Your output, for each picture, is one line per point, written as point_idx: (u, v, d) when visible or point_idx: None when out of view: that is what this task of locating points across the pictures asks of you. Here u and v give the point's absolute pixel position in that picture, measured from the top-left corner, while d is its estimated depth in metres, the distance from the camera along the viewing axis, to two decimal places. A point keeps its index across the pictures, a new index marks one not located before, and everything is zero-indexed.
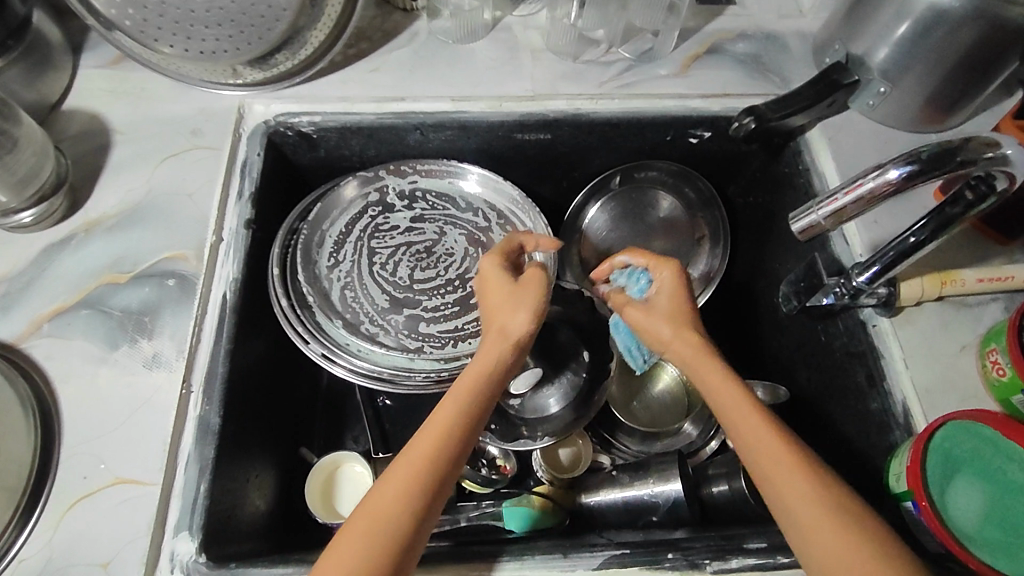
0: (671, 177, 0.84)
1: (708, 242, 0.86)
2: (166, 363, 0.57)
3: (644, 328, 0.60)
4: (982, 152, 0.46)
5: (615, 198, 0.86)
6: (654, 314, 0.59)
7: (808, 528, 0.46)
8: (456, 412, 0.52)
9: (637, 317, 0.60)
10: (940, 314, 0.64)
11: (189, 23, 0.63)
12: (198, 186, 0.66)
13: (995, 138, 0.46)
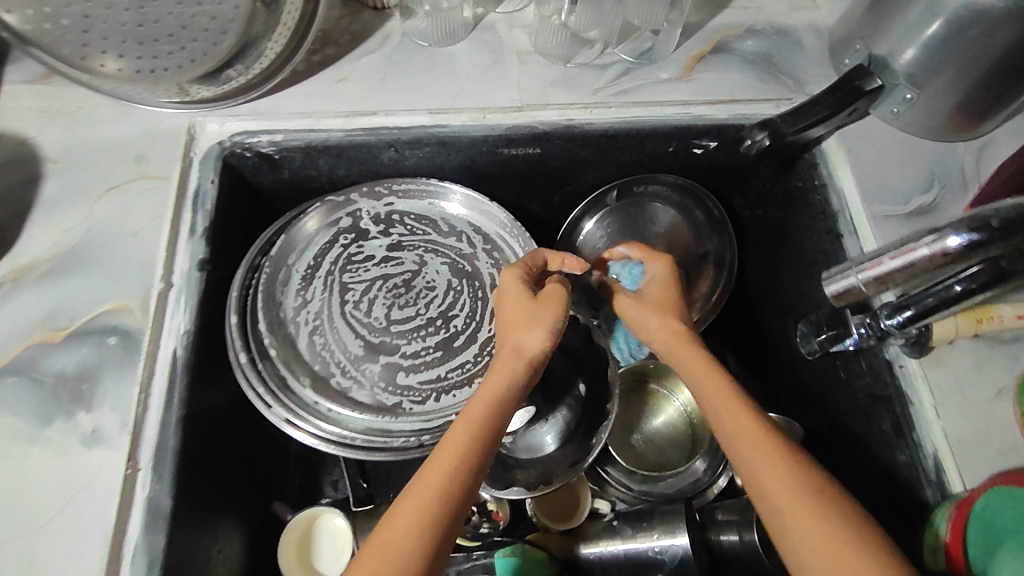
0: (674, 195, 0.77)
1: (713, 261, 0.79)
2: (108, 439, 0.50)
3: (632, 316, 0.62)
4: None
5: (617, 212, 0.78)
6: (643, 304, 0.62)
7: (794, 529, 0.43)
8: (465, 439, 0.51)
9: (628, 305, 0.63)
10: (975, 353, 0.58)
11: (119, 39, 0.53)
12: (143, 224, 0.58)
13: None
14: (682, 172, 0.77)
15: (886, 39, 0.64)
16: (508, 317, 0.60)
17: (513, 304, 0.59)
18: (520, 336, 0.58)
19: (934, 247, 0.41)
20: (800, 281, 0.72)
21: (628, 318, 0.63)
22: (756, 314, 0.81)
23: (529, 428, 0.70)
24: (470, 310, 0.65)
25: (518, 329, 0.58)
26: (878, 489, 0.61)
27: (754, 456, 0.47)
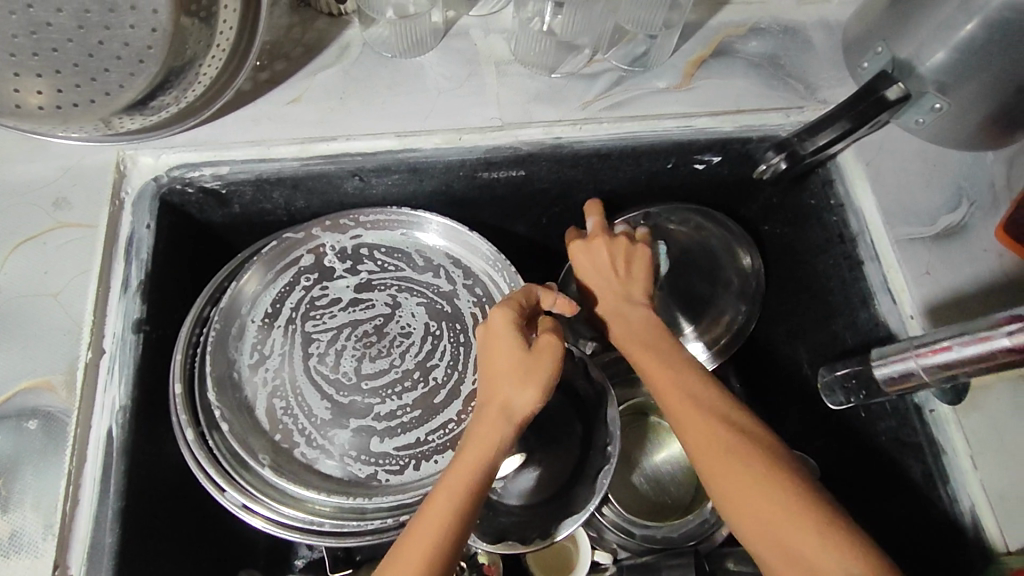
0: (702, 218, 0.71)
1: (734, 294, 0.72)
2: (31, 544, 0.43)
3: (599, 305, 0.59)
4: None
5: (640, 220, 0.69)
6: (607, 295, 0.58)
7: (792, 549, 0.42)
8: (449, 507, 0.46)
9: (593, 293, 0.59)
10: (1013, 392, 0.52)
11: (10, 70, 0.45)
12: (67, 282, 0.50)
13: None
14: (678, 190, 0.70)
15: (913, 40, 0.57)
16: (498, 365, 0.51)
17: (507, 354, 0.51)
18: (510, 392, 0.50)
19: (1017, 340, 0.41)
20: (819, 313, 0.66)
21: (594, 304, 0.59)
22: (769, 341, 0.74)
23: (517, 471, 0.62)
24: (451, 358, 0.57)
25: (510, 384, 0.51)
26: (911, 541, 0.55)
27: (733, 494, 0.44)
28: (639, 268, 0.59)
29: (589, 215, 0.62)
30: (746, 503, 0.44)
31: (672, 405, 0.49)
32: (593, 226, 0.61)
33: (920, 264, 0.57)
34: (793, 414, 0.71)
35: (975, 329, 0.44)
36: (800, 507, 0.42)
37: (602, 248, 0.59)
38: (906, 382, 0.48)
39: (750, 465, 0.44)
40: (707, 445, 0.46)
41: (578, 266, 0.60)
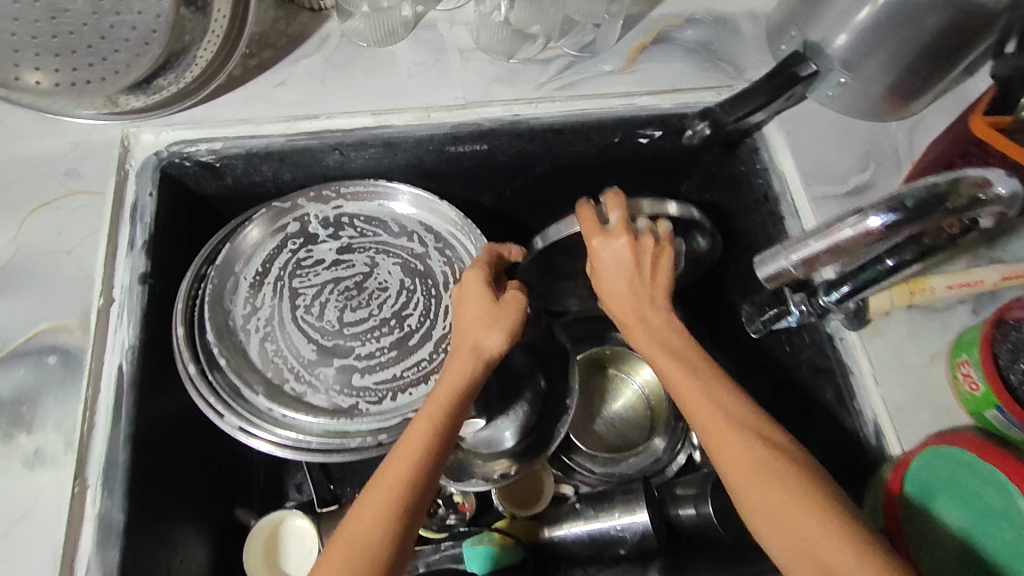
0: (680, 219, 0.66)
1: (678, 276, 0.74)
2: (52, 458, 0.49)
3: (613, 304, 0.55)
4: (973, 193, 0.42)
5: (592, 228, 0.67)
6: (623, 293, 0.54)
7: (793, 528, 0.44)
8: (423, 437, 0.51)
9: (609, 291, 0.55)
10: (910, 323, 0.62)
11: (32, 50, 0.52)
12: (78, 241, 0.57)
13: (984, 176, 0.42)
14: (627, 164, 0.77)
15: (820, 24, 0.65)
16: (468, 319, 0.57)
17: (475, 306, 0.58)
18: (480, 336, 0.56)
19: (859, 227, 0.43)
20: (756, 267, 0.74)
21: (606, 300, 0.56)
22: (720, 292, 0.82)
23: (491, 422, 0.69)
24: (424, 308, 0.65)
25: (479, 332, 0.56)
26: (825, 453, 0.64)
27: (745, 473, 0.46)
28: (665, 271, 0.55)
29: (612, 207, 0.57)
30: (778, 519, 0.44)
31: (689, 401, 0.49)
32: (616, 222, 0.56)
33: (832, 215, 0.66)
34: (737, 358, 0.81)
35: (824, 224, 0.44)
36: (843, 538, 0.42)
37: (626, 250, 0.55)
38: (785, 277, 0.44)
39: (782, 478, 0.45)
40: (730, 446, 0.47)
41: (599, 262, 0.55)
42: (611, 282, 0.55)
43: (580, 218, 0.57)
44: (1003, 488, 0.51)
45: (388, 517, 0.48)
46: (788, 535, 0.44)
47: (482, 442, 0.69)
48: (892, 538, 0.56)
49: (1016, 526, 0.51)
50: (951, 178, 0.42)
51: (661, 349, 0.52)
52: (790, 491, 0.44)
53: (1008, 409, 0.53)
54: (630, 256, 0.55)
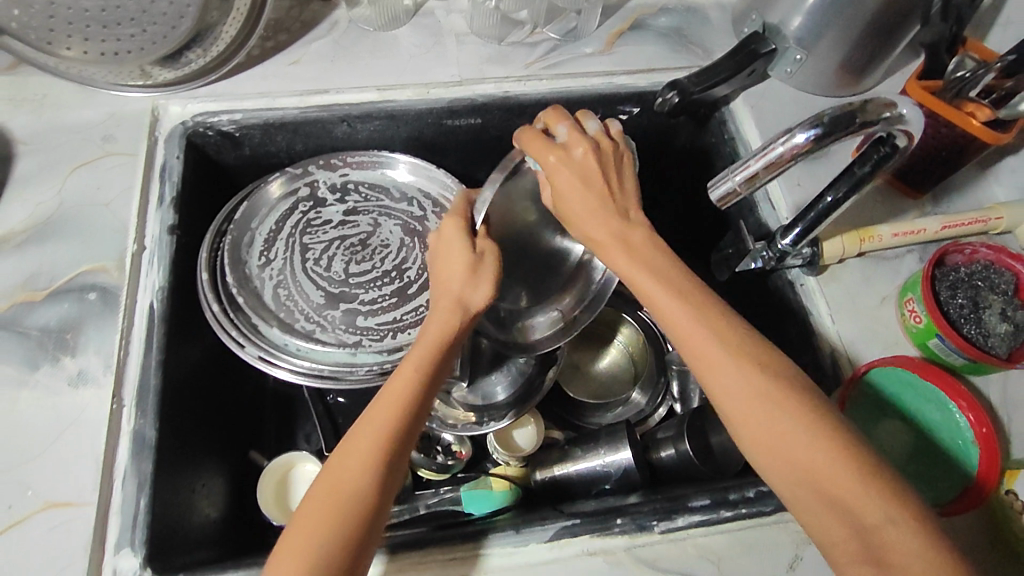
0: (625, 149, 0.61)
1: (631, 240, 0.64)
2: (93, 379, 0.56)
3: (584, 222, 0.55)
4: (881, 113, 0.48)
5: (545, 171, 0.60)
6: (592, 206, 0.55)
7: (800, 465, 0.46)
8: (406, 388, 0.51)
9: (576, 208, 0.55)
10: (862, 269, 0.68)
11: (84, 23, 0.58)
12: (114, 196, 0.64)
13: (890, 100, 0.48)
14: None
15: (776, 9, 0.73)
16: (447, 271, 0.55)
17: (452, 254, 0.55)
18: (460, 287, 0.54)
19: (789, 146, 0.46)
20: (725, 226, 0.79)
21: (575, 214, 0.55)
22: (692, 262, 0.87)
23: (487, 377, 0.74)
24: (423, 263, 0.71)
25: (462, 282, 0.54)
26: None
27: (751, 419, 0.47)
28: (625, 179, 0.57)
29: (558, 120, 0.57)
30: (783, 450, 0.46)
31: (684, 338, 0.50)
32: (567, 134, 0.56)
33: (792, 177, 0.71)
34: None
35: (760, 145, 0.47)
36: (853, 468, 0.44)
37: (584, 162, 0.55)
38: (731, 198, 0.49)
39: (789, 411, 0.46)
40: (732, 381, 0.48)
41: (562, 185, 0.55)
42: (580, 195, 0.55)
43: (525, 138, 0.56)
44: (943, 405, 0.60)
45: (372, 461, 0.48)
46: (792, 465, 0.46)
47: (478, 394, 0.73)
48: None
49: (953, 436, 0.59)
50: (862, 100, 0.47)
51: (654, 286, 0.52)
52: (797, 424, 0.46)
53: (948, 337, 0.60)
54: (591, 163, 0.55)
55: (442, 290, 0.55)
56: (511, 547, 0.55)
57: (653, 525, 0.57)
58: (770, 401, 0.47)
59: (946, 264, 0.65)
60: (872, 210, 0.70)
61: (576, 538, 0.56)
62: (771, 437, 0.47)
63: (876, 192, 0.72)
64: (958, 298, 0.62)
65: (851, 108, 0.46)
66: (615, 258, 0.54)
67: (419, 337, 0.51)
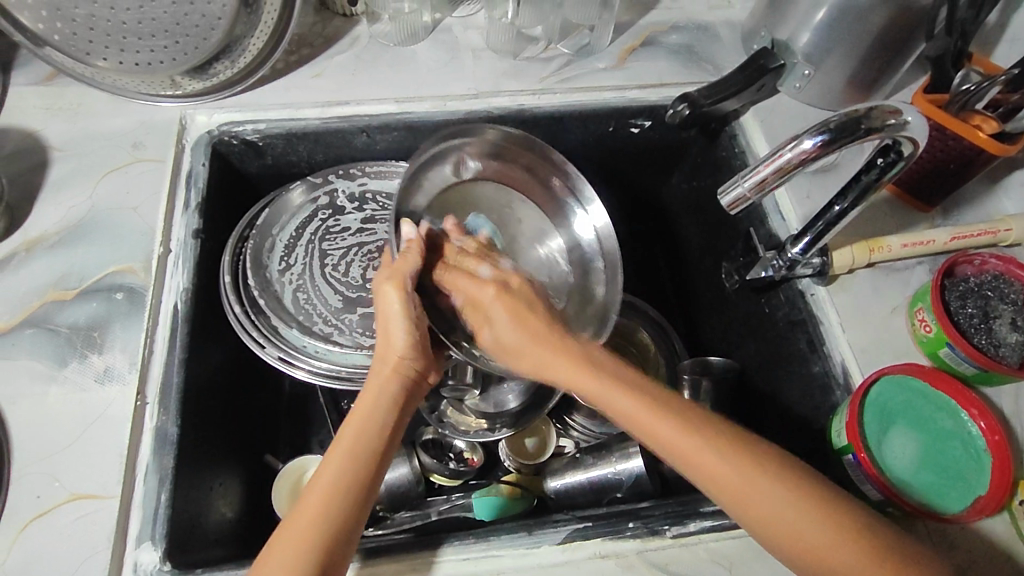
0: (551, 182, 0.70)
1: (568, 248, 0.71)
2: (119, 376, 0.57)
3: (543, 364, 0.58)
4: (886, 121, 0.49)
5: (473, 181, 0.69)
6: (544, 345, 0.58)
7: (790, 529, 0.46)
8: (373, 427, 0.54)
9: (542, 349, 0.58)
10: (872, 279, 0.69)
11: (121, 35, 0.63)
12: (143, 200, 0.66)
13: (896, 107, 0.49)
14: (625, 152, 0.84)
15: (785, 26, 0.75)
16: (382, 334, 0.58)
17: (386, 322, 0.57)
18: (393, 344, 0.57)
19: (796, 152, 0.48)
20: (732, 238, 0.79)
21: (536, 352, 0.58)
22: (698, 277, 0.88)
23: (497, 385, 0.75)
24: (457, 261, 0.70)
25: (392, 340, 0.57)
26: (798, 403, 0.70)
27: (742, 496, 0.48)
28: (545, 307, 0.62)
29: (477, 260, 0.62)
30: (767, 519, 0.47)
31: (635, 421, 0.52)
32: (491, 271, 0.62)
33: (802, 190, 0.72)
34: (712, 332, 0.86)
35: (766, 151, 0.49)
36: (827, 527, 0.46)
37: (510, 296, 0.60)
38: (741, 204, 0.51)
39: (746, 472, 0.48)
40: (689, 451, 0.50)
41: (494, 322, 0.59)
42: (533, 327, 0.59)
43: (447, 276, 0.61)
44: (955, 412, 0.60)
45: (342, 496, 0.49)
46: (775, 529, 0.47)
47: (488, 401, 0.75)
48: (857, 455, 0.58)
49: (966, 445, 0.59)
50: (867, 107, 0.48)
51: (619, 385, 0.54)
52: (774, 488, 0.47)
53: (958, 345, 0.60)
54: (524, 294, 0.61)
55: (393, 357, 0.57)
56: (523, 548, 0.56)
57: (665, 529, 0.57)
58: (751, 473, 0.48)
59: (955, 275, 0.66)
60: (881, 220, 0.72)
61: (588, 540, 0.56)
62: (758, 507, 0.47)
63: (885, 204, 0.73)
64: (968, 307, 0.63)
65: (856, 114, 0.47)
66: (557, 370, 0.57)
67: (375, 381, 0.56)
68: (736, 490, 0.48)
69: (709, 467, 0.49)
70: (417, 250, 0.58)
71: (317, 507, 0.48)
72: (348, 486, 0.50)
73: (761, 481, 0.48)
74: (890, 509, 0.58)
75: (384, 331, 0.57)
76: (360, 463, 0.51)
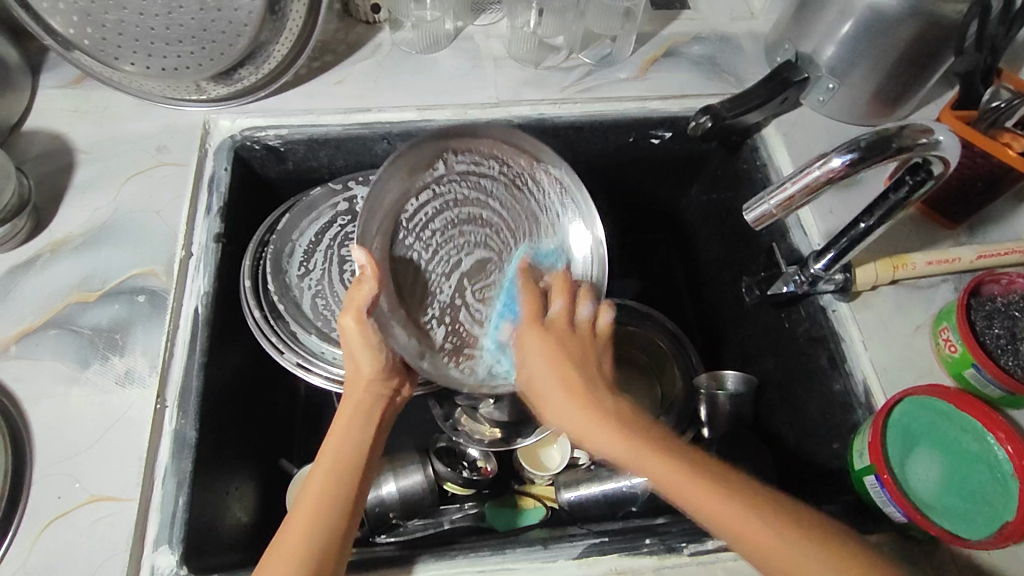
0: (555, 200, 0.69)
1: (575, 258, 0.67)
2: (140, 379, 0.58)
3: (558, 414, 0.54)
4: (917, 139, 0.48)
5: (471, 205, 0.67)
6: (554, 387, 0.54)
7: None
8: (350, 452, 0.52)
9: (546, 398, 0.55)
10: (896, 296, 0.68)
11: (148, 39, 0.64)
12: (167, 203, 0.67)
13: (927, 126, 0.49)
14: (644, 164, 0.84)
15: (810, 38, 0.74)
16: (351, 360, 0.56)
17: (351, 343, 0.55)
18: (358, 366, 0.55)
19: (825, 169, 0.47)
20: (753, 251, 0.78)
21: (545, 398, 0.55)
22: (716, 290, 0.87)
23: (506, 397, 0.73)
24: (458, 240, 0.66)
25: (357, 363, 0.55)
26: (817, 420, 0.69)
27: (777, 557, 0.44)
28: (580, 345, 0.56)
29: (556, 297, 0.60)
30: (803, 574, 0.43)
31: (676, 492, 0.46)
32: (558, 310, 0.59)
33: (824, 204, 0.71)
34: (727, 348, 0.85)
35: (796, 167, 0.48)
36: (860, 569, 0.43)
37: (550, 338, 0.57)
38: (766, 221, 0.50)
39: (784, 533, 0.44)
40: (728, 517, 0.45)
41: (533, 362, 0.56)
42: (548, 374, 0.55)
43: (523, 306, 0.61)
44: (980, 435, 0.58)
45: (321, 527, 0.48)
46: None
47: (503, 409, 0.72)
48: (879, 477, 0.57)
49: (992, 469, 0.57)
50: (900, 124, 0.48)
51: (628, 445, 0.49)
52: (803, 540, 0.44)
53: (984, 367, 0.59)
54: (570, 337, 0.57)
55: (354, 385, 0.56)
56: (538, 562, 0.55)
57: (682, 546, 0.56)
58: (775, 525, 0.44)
59: (982, 294, 0.64)
60: (904, 235, 0.71)
61: (605, 556, 0.56)
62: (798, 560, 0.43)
63: (908, 220, 0.72)
64: (994, 327, 0.62)
65: (887, 132, 0.47)
66: (579, 425, 0.52)
67: (340, 412, 0.54)
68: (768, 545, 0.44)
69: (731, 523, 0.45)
70: (373, 281, 0.53)
71: (300, 532, 0.47)
72: (326, 512, 0.48)
73: (789, 536, 0.44)
74: (913, 532, 0.57)
75: (350, 355, 0.56)
76: (337, 490, 0.50)
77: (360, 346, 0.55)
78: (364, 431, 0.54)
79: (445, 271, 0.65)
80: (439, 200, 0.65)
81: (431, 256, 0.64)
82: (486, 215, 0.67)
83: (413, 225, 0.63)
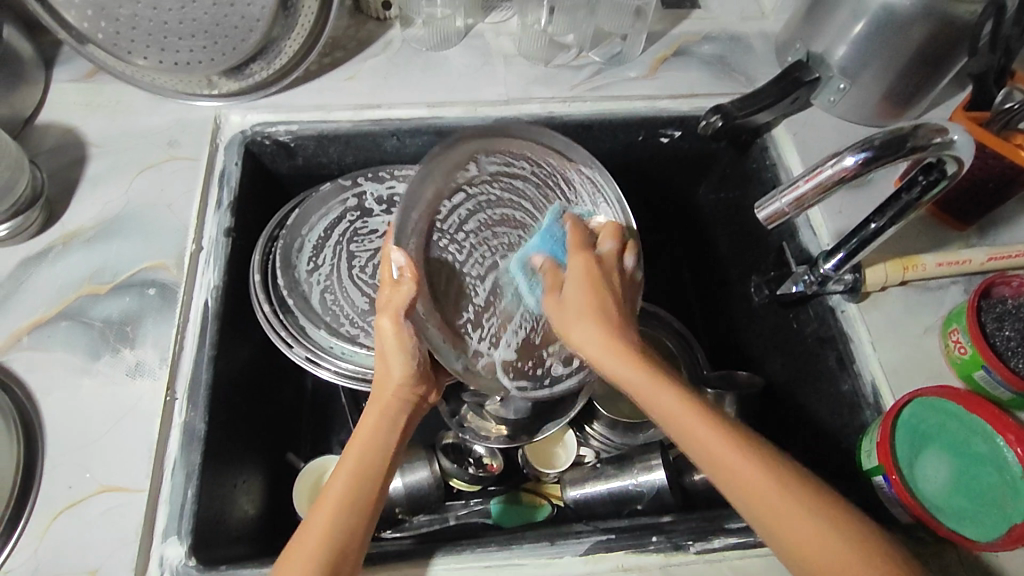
0: (587, 198, 0.66)
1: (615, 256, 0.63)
2: (150, 371, 0.58)
3: (573, 337, 0.52)
4: (931, 139, 0.48)
5: (504, 207, 0.66)
6: (582, 315, 0.52)
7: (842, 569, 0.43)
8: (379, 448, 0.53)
9: (567, 323, 0.53)
10: (905, 298, 0.68)
11: (161, 33, 0.64)
12: (178, 197, 0.67)
13: (942, 125, 0.49)
14: (653, 162, 0.84)
15: (822, 38, 0.73)
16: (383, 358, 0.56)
17: (386, 341, 0.56)
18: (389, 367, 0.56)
19: (838, 168, 0.47)
20: (762, 251, 0.78)
21: (563, 317, 0.54)
22: (722, 289, 0.87)
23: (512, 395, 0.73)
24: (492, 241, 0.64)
25: (388, 361, 0.56)
26: (823, 420, 0.69)
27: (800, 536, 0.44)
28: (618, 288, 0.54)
29: (605, 237, 0.58)
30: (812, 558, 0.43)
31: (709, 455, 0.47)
32: (609, 250, 0.57)
33: (834, 204, 0.71)
34: (733, 347, 0.85)
35: (809, 165, 0.48)
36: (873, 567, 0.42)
37: (594, 274, 0.54)
38: (779, 219, 0.50)
39: (814, 515, 0.44)
40: (754, 484, 0.45)
41: (570, 287, 0.54)
42: (579, 297, 0.53)
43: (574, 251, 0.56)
44: (990, 436, 0.58)
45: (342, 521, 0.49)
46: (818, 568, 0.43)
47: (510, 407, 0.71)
48: (887, 478, 0.57)
49: (1001, 470, 0.57)
50: (915, 124, 0.48)
51: (675, 399, 0.48)
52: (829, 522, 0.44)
53: (994, 369, 0.59)
54: (613, 278, 0.55)
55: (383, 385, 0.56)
56: (544, 558, 0.55)
57: (689, 544, 0.56)
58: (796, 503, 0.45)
59: (993, 296, 0.64)
60: (914, 236, 0.70)
61: (611, 552, 0.56)
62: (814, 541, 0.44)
63: (919, 221, 0.71)
64: (1005, 330, 0.61)
65: (901, 131, 0.47)
66: (600, 356, 0.51)
67: (369, 409, 0.55)
68: (792, 519, 0.44)
69: (755, 490, 0.45)
70: (411, 283, 0.55)
71: (324, 523, 0.48)
72: (350, 509, 0.49)
73: (808, 521, 0.44)
74: (920, 533, 0.57)
75: (382, 355, 0.56)
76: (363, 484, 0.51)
77: (393, 347, 0.55)
78: (392, 434, 0.55)
79: (481, 274, 0.63)
80: (472, 202, 0.64)
81: (464, 258, 0.63)
82: (518, 217, 0.66)
83: (448, 226, 0.63)
